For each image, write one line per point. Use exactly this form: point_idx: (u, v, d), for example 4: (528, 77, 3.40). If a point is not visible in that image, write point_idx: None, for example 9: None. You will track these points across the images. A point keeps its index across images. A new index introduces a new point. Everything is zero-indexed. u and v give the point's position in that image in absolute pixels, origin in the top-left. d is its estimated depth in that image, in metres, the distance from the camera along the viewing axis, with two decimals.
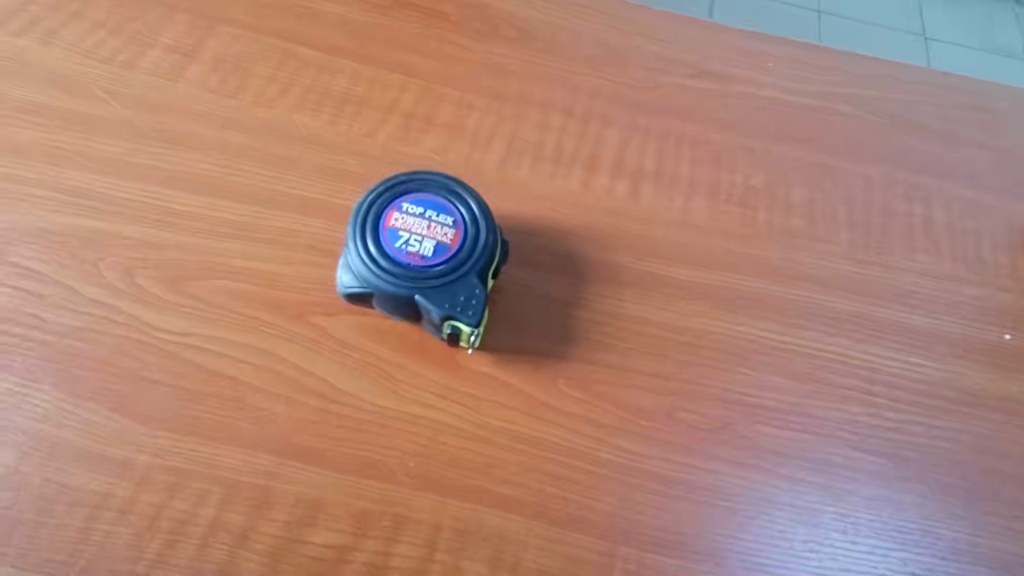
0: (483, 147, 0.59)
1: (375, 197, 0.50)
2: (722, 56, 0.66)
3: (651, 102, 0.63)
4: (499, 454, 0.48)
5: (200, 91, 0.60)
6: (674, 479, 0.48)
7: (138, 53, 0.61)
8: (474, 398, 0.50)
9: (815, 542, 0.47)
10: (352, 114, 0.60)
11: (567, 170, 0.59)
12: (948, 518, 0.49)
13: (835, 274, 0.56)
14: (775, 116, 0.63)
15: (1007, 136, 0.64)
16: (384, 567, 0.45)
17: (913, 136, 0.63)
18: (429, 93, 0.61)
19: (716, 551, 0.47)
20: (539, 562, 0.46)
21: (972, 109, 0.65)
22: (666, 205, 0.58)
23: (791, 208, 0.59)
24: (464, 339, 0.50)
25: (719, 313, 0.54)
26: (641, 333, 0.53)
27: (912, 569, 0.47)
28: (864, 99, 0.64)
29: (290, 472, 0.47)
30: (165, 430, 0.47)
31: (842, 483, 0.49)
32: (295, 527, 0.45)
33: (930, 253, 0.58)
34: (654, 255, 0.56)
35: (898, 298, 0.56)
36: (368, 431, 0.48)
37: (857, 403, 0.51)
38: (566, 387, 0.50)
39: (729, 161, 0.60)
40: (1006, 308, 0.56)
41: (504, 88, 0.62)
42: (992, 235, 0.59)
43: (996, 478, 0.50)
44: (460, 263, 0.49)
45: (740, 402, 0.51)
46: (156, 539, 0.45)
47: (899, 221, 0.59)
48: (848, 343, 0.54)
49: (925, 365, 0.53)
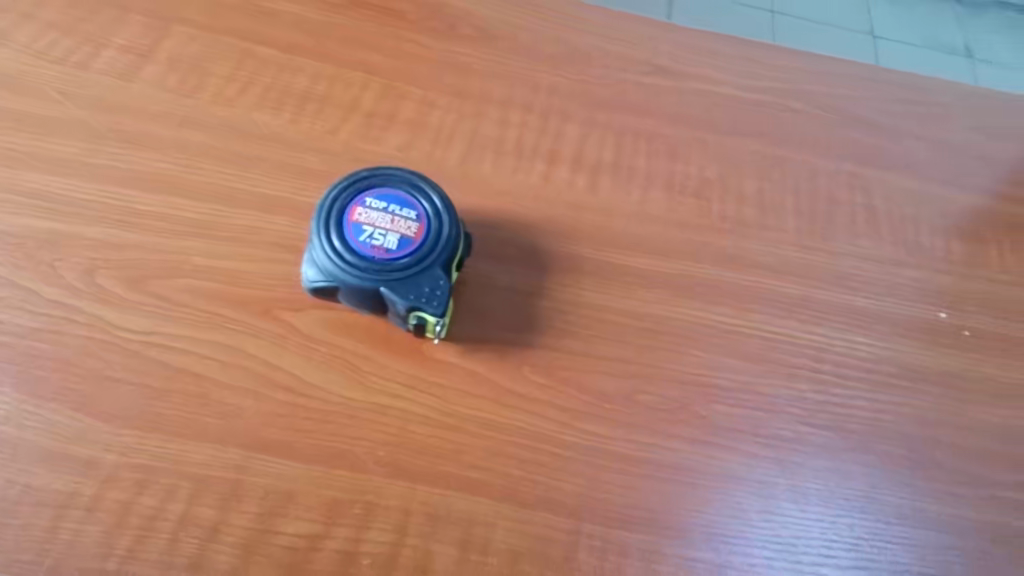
0: (444, 144, 0.60)
1: (338, 192, 0.51)
2: (674, 54, 0.68)
3: (608, 99, 0.65)
4: (466, 440, 0.49)
5: (157, 91, 0.59)
6: (636, 459, 0.50)
7: (92, 53, 0.61)
8: (441, 387, 0.51)
9: (769, 512, 0.50)
10: (314, 112, 0.60)
11: (528, 165, 0.60)
12: (892, 485, 0.52)
13: (784, 260, 0.59)
14: (726, 111, 0.66)
15: (943, 128, 0.68)
16: (356, 554, 0.45)
17: (855, 129, 0.66)
18: (390, 91, 0.62)
19: (676, 525, 0.49)
20: (508, 542, 0.47)
21: (909, 102, 0.69)
22: (624, 197, 0.60)
23: (742, 198, 0.61)
24: (430, 329, 0.51)
25: (676, 299, 0.56)
26: (602, 320, 0.55)
27: (859, 533, 0.50)
28: (809, 94, 0.67)
29: (259, 465, 0.47)
30: (130, 428, 0.47)
31: (793, 456, 0.52)
32: (265, 518, 0.46)
33: (872, 238, 0.61)
34: (613, 246, 0.58)
35: (843, 281, 0.59)
36: (337, 422, 0.49)
37: (806, 381, 0.54)
38: (531, 374, 0.52)
39: (683, 154, 0.63)
40: (943, 288, 0.60)
41: (465, 85, 0.63)
42: (929, 221, 0.63)
43: (936, 447, 0.53)
44: (424, 255, 0.50)
45: (697, 383, 0.53)
46: (125, 535, 0.45)
47: (843, 209, 0.62)
48: (797, 325, 0.56)
49: (870, 344, 0.56)
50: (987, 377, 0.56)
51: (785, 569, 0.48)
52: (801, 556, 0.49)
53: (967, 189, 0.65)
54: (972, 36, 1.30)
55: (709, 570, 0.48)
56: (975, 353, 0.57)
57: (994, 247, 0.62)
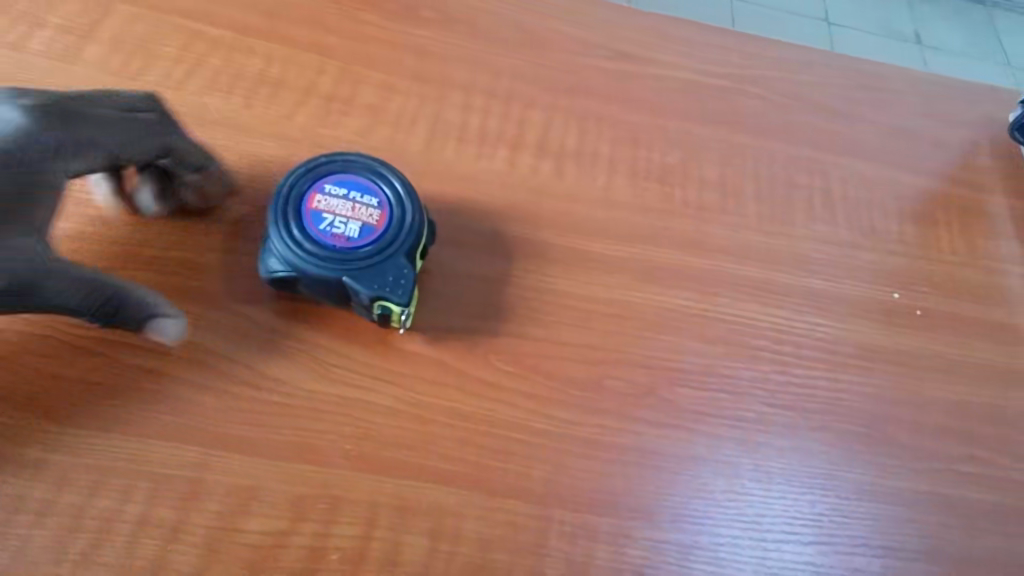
0: (407, 128, 0.59)
1: (297, 180, 0.51)
2: (637, 38, 0.68)
3: (572, 83, 0.64)
4: (433, 430, 0.49)
5: (100, 75, 0.57)
6: (605, 444, 0.50)
7: (28, 34, 0.57)
8: (407, 377, 0.50)
9: (734, 492, 0.51)
10: (268, 96, 0.58)
11: (491, 150, 0.60)
12: (852, 462, 0.53)
13: (746, 245, 0.60)
14: (688, 95, 0.66)
15: (896, 113, 0.69)
16: (324, 549, 0.44)
17: (813, 114, 0.67)
18: (348, 74, 0.61)
19: (645, 508, 0.49)
20: (479, 530, 0.47)
21: (865, 87, 0.70)
22: (589, 182, 0.60)
23: (704, 183, 0.62)
24: (396, 320, 0.50)
25: (639, 284, 0.56)
26: (567, 307, 0.55)
27: (820, 510, 0.52)
28: (769, 79, 0.68)
29: (221, 463, 0.46)
30: (82, 427, 0.45)
31: (757, 436, 0.53)
32: (229, 516, 0.44)
33: (829, 222, 0.62)
34: (577, 232, 0.58)
35: (803, 265, 0.60)
36: (301, 416, 0.48)
37: (769, 363, 0.55)
38: (497, 362, 0.52)
39: (645, 139, 0.63)
40: (897, 271, 0.61)
41: (425, 69, 0.62)
42: (883, 204, 0.64)
43: (889, 423, 0.55)
44: (387, 243, 0.49)
45: (662, 367, 0.54)
46: (80, 540, 0.43)
47: (802, 193, 0.63)
48: (758, 309, 0.57)
49: (826, 326, 0.58)
50: (937, 355, 0.58)
51: (750, 546, 0.49)
52: (766, 534, 0.50)
53: (918, 172, 0.67)
54: (921, 23, 1.33)
55: (676, 550, 0.48)
56: (928, 333, 0.59)
57: (944, 229, 0.64)
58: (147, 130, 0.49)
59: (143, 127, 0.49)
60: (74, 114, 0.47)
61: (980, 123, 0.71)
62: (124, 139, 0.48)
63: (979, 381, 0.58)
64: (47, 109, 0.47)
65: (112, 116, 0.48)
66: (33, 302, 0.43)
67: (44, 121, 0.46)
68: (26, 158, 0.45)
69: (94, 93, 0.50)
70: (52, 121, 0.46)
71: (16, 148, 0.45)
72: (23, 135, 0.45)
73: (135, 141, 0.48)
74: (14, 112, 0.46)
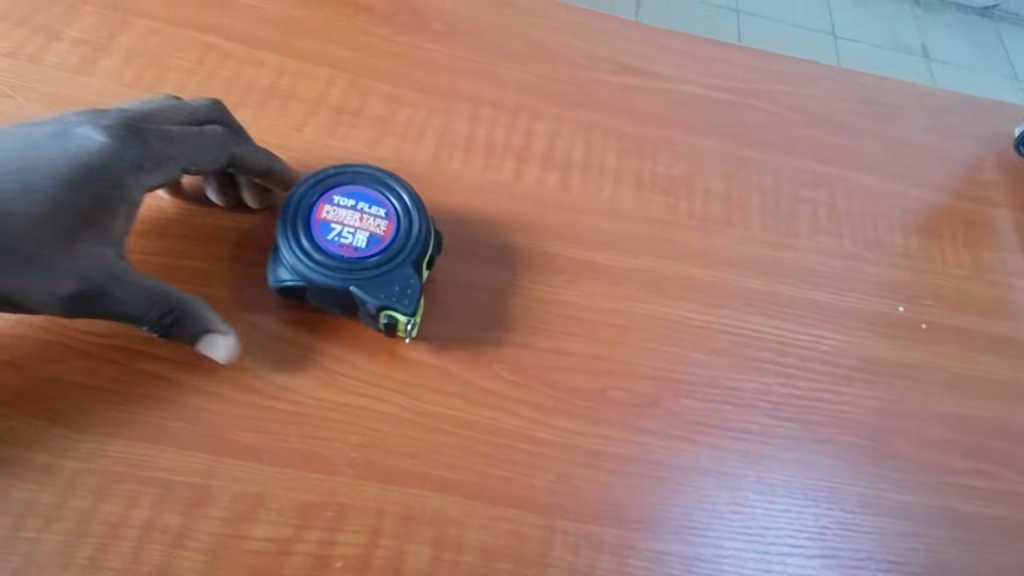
0: (414, 140, 0.60)
1: (306, 190, 0.51)
2: (643, 52, 0.69)
3: (578, 96, 0.65)
4: (438, 438, 0.49)
5: (115, 86, 0.58)
6: (608, 454, 0.51)
7: (45, 46, 0.59)
8: (412, 386, 0.51)
9: (738, 504, 0.51)
10: (279, 108, 0.59)
11: (498, 162, 0.60)
12: (856, 475, 0.53)
13: (750, 257, 0.60)
14: (694, 108, 0.66)
15: (901, 126, 0.70)
16: (327, 556, 0.45)
17: (818, 127, 0.68)
18: (358, 86, 0.62)
19: (648, 519, 0.49)
20: (482, 539, 0.47)
21: (870, 101, 0.71)
22: (594, 194, 0.60)
23: (709, 195, 0.62)
24: (402, 329, 0.50)
25: (644, 295, 0.57)
26: (571, 317, 0.55)
27: (824, 523, 0.51)
28: (774, 93, 0.69)
29: (227, 470, 0.46)
30: (91, 433, 0.46)
31: (761, 448, 0.53)
32: (234, 523, 0.45)
33: (834, 235, 0.63)
34: (582, 243, 0.58)
35: (807, 277, 0.60)
36: (306, 423, 0.48)
37: (773, 374, 0.55)
38: (502, 371, 0.52)
39: (650, 151, 0.64)
40: (901, 284, 0.62)
41: (433, 81, 0.63)
42: (888, 217, 0.65)
43: (894, 436, 0.55)
44: (394, 254, 0.50)
45: (666, 378, 0.54)
46: (87, 544, 0.43)
47: (806, 206, 0.63)
48: (762, 320, 0.58)
49: (831, 338, 0.58)
50: (942, 368, 0.58)
51: (754, 559, 0.49)
52: (770, 546, 0.50)
53: (923, 185, 0.67)
54: (928, 37, 1.34)
55: (679, 562, 0.48)
56: (933, 346, 0.59)
57: (949, 242, 0.64)
58: (216, 141, 0.50)
59: (212, 138, 0.50)
60: (147, 130, 0.48)
61: (985, 137, 0.71)
62: (194, 151, 0.49)
63: (985, 394, 0.58)
64: (122, 126, 0.48)
65: (182, 130, 0.50)
66: (99, 309, 0.45)
67: (119, 137, 0.47)
68: (107, 174, 0.46)
69: (159, 109, 0.51)
70: (127, 137, 0.47)
71: (97, 166, 0.46)
72: (102, 152, 0.46)
73: (206, 153, 0.50)
74: (91, 129, 0.47)
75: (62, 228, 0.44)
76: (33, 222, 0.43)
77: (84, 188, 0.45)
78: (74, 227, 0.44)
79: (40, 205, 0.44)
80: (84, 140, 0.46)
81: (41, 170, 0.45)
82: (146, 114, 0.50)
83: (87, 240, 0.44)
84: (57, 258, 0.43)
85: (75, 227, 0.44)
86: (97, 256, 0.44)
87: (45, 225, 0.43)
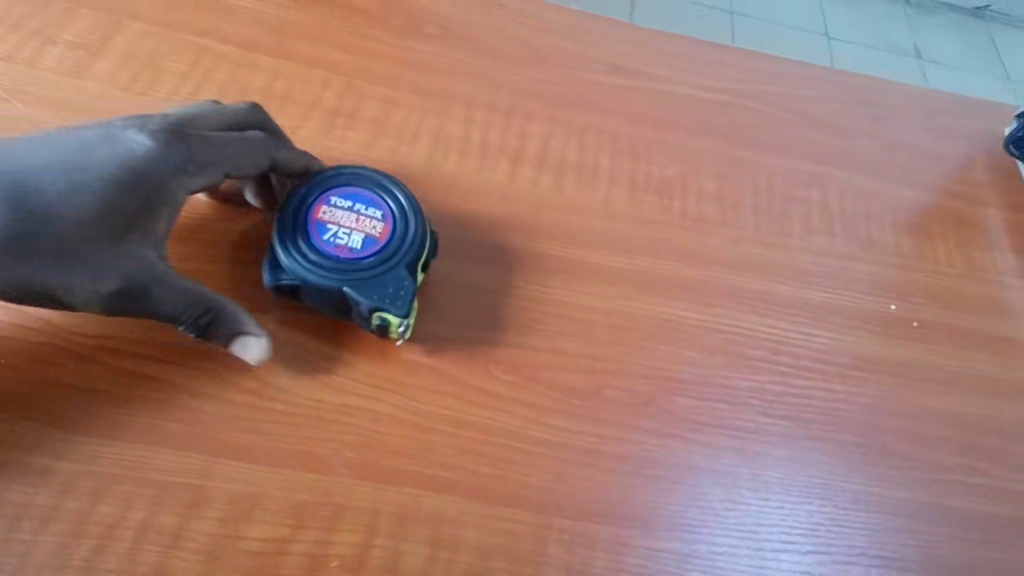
0: (409, 141, 0.60)
1: (304, 191, 0.52)
2: (636, 53, 0.69)
3: (572, 98, 0.65)
4: (434, 438, 0.49)
5: (110, 89, 0.58)
6: (604, 453, 0.51)
7: (40, 49, 0.59)
8: (407, 386, 0.51)
9: (732, 501, 0.51)
10: (274, 111, 0.59)
11: (492, 163, 0.60)
12: (850, 472, 0.54)
13: (744, 257, 0.60)
14: (687, 109, 0.67)
15: (893, 126, 0.70)
16: (323, 556, 0.45)
17: (811, 127, 0.68)
18: (352, 88, 0.62)
19: (643, 517, 0.49)
20: (478, 538, 0.47)
21: (862, 102, 0.71)
22: (589, 195, 0.61)
23: (702, 195, 0.63)
24: (393, 331, 0.50)
25: (638, 295, 0.57)
26: (566, 317, 0.55)
27: (817, 519, 0.52)
28: (766, 94, 0.69)
29: (223, 471, 0.46)
30: (86, 434, 0.46)
31: (755, 446, 0.53)
32: (230, 523, 0.45)
33: (827, 234, 0.63)
34: (576, 244, 0.58)
35: (800, 276, 0.61)
36: (302, 424, 0.48)
37: (767, 373, 0.56)
38: (498, 371, 0.52)
39: (644, 152, 0.64)
40: (893, 282, 0.62)
41: (428, 83, 0.63)
42: (880, 216, 0.65)
43: (888, 433, 0.55)
44: (389, 255, 0.50)
45: (661, 377, 0.54)
46: (83, 545, 0.43)
47: (799, 205, 0.64)
48: (756, 319, 0.58)
49: (824, 336, 0.58)
50: (935, 366, 0.59)
51: (748, 556, 0.50)
52: (764, 543, 0.50)
53: (915, 185, 0.67)
54: (920, 37, 1.35)
55: (674, 560, 0.49)
56: (925, 344, 0.60)
57: (941, 241, 0.65)
58: (257, 147, 0.50)
59: (253, 144, 0.50)
60: (191, 134, 0.49)
61: (976, 137, 0.72)
62: (235, 157, 0.49)
63: (977, 392, 0.58)
64: (168, 130, 0.48)
65: (224, 136, 0.50)
66: (142, 308, 0.46)
67: (164, 140, 0.48)
68: (153, 177, 0.46)
69: (203, 114, 0.52)
70: (172, 141, 0.48)
71: (142, 168, 0.46)
72: (147, 155, 0.47)
73: (247, 158, 0.50)
74: (137, 133, 0.48)
75: (110, 229, 0.44)
76: (80, 222, 0.44)
77: (130, 190, 0.46)
78: (120, 229, 0.45)
79: (88, 206, 0.44)
80: (131, 143, 0.47)
81: (90, 171, 0.46)
82: (190, 119, 0.51)
83: (131, 241, 0.45)
84: (103, 257, 0.44)
85: (121, 228, 0.45)
86: (140, 256, 0.45)
87: (93, 226, 0.44)
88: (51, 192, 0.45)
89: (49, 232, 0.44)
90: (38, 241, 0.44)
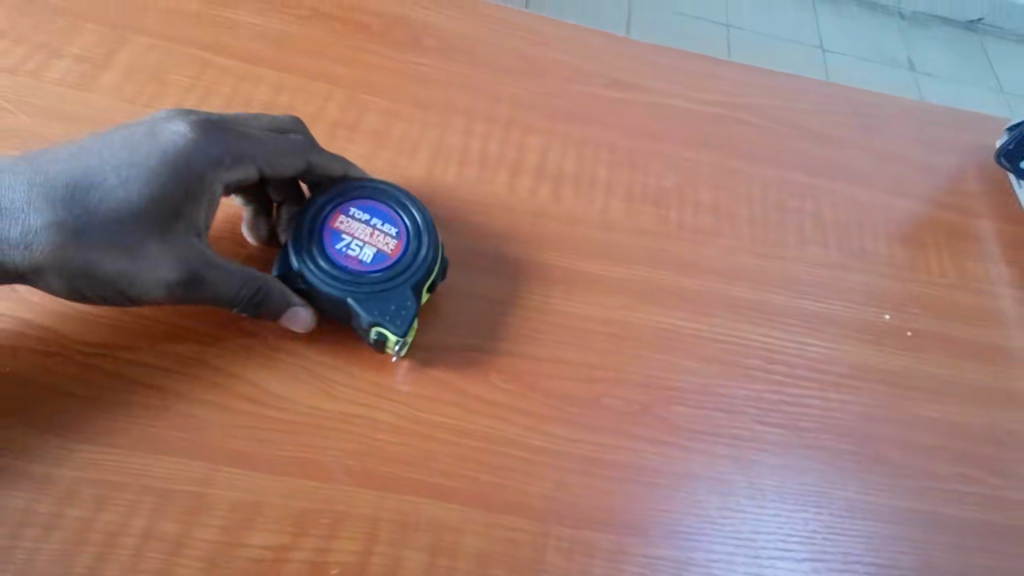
0: (410, 153, 0.61)
1: (324, 200, 0.53)
2: (633, 66, 0.70)
3: (570, 110, 0.66)
4: (434, 447, 0.50)
5: (114, 102, 0.59)
6: (602, 461, 0.51)
7: (46, 62, 0.60)
8: (407, 395, 0.51)
9: (729, 509, 0.52)
10: None
11: (492, 175, 0.61)
12: (845, 480, 0.54)
13: (740, 267, 0.61)
14: (683, 122, 0.68)
15: (885, 138, 0.71)
16: (324, 563, 0.45)
17: (805, 140, 0.69)
18: (354, 101, 0.63)
19: (641, 525, 0.50)
20: (477, 545, 0.47)
21: (855, 114, 0.72)
22: (587, 206, 0.62)
23: (698, 207, 0.64)
24: (390, 347, 0.51)
25: (637, 304, 0.58)
26: (565, 327, 0.56)
27: (813, 527, 0.52)
28: (761, 107, 0.70)
29: (225, 478, 0.47)
30: (90, 443, 0.46)
31: (751, 454, 0.54)
32: (231, 531, 0.45)
33: (821, 244, 0.64)
34: (575, 254, 0.59)
35: (795, 286, 0.61)
36: (303, 432, 0.49)
37: (762, 382, 0.56)
38: (497, 380, 0.53)
39: (641, 163, 0.65)
40: (887, 292, 0.63)
41: (428, 96, 0.64)
42: (874, 227, 0.66)
43: (882, 441, 0.56)
44: (397, 272, 0.51)
45: (659, 386, 0.55)
46: (85, 552, 0.43)
47: (794, 216, 0.65)
48: (751, 328, 0.59)
49: (819, 345, 0.59)
50: (929, 374, 0.59)
51: (744, 563, 0.50)
52: (760, 550, 0.51)
53: (908, 196, 0.68)
54: (915, 49, 1.36)
55: (671, 567, 0.49)
56: (919, 353, 0.60)
57: (934, 251, 0.66)
58: (293, 148, 0.52)
59: (288, 143, 0.51)
60: (229, 130, 0.49)
61: (968, 149, 0.73)
62: (273, 154, 0.50)
63: (972, 401, 0.59)
64: (207, 125, 0.49)
65: (262, 135, 0.51)
66: (191, 294, 0.47)
67: (203, 134, 0.48)
68: (194, 169, 0.47)
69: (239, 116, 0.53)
70: (211, 134, 0.48)
71: (183, 158, 0.46)
72: (189, 146, 0.47)
73: (282, 156, 0.51)
74: (177, 125, 0.48)
75: (155, 220, 0.45)
76: (128, 214, 0.44)
77: (172, 180, 0.46)
78: (165, 219, 0.45)
79: (135, 198, 0.45)
80: (170, 135, 0.47)
81: (134, 164, 0.46)
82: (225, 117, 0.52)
83: (175, 231, 0.46)
84: (151, 248, 0.45)
85: (166, 218, 0.45)
86: (185, 246, 0.46)
87: (138, 217, 0.44)
88: (98, 186, 0.45)
89: (97, 225, 0.44)
90: (87, 236, 0.44)
